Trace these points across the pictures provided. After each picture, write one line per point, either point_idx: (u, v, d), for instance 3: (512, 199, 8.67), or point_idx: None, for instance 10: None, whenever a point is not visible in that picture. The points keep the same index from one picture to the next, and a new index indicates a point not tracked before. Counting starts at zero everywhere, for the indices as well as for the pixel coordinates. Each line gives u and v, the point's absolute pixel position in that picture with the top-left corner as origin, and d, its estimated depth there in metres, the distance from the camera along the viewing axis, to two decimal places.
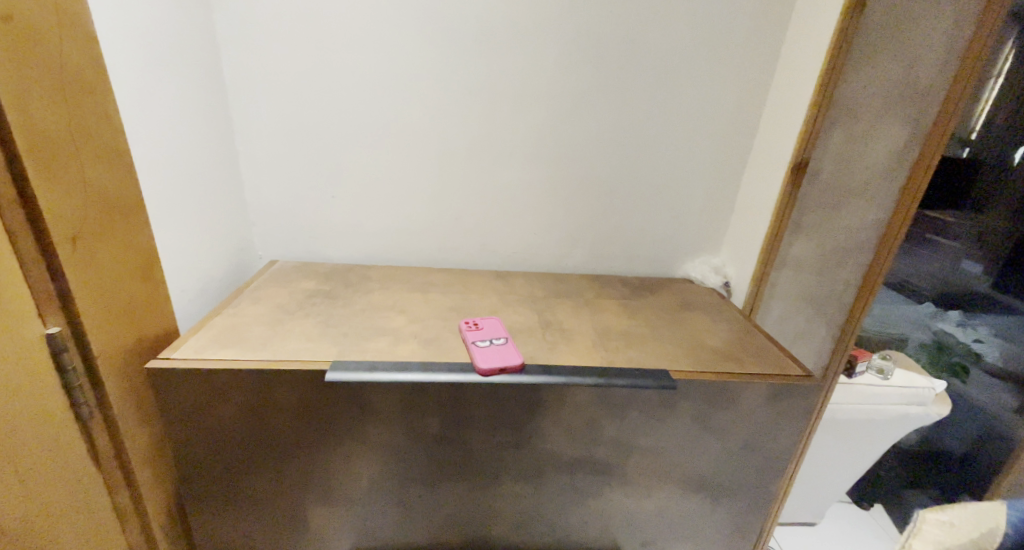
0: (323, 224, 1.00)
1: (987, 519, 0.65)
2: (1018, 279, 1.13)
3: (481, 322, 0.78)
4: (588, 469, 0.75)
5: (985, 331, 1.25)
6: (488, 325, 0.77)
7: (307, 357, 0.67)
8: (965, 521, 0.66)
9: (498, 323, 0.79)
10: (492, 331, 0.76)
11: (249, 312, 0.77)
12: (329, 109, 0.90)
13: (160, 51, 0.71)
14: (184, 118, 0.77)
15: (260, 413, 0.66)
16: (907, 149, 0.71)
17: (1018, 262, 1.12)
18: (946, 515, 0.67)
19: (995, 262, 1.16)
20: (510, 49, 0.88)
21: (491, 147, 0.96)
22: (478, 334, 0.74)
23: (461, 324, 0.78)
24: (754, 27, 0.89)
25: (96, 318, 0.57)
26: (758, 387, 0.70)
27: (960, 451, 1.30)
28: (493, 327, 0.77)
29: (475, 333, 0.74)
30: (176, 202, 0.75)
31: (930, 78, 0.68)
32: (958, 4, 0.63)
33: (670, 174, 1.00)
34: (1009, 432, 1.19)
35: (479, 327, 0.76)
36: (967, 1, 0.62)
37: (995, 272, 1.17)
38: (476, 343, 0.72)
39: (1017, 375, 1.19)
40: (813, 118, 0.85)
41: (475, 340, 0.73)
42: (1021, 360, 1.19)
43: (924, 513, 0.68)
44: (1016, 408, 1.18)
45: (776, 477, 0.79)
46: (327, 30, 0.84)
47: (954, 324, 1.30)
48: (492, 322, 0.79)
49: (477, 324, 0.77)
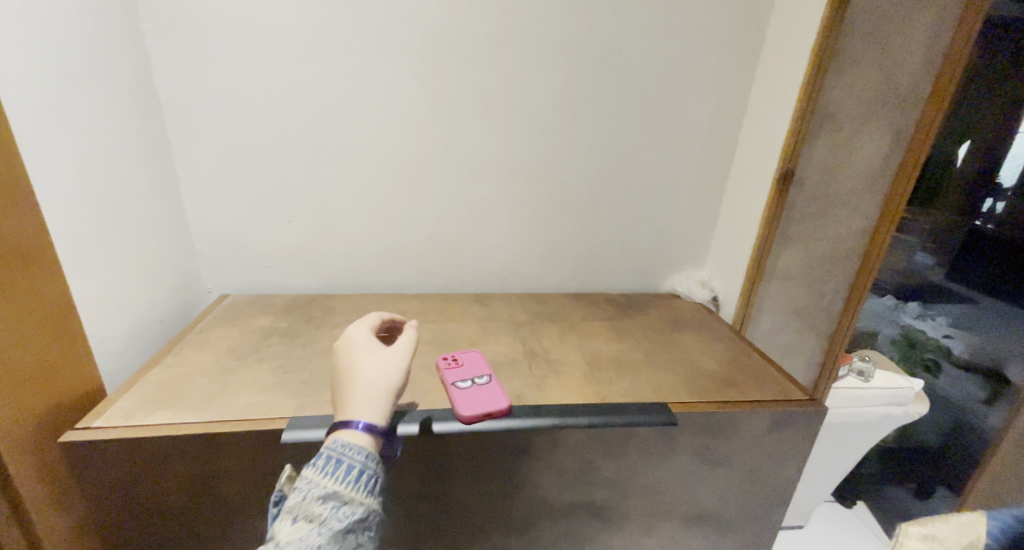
0: (279, 252, 0.91)
1: (970, 533, 0.44)
2: (973, 269, 1.18)
3: (460, 357, 0.69)
4: (583, 514, 0.68)
5: (944, 323, 1.28)
6: (468, 361, 0.69)
7: (261, 415, 0.59)
8: (951, 532, 0.44)
9: (479, 357, 0.71)
10: (473, 367, 0.68)
11: (191, 362, 0.68)
12: (280, 126, 0.81)
13: (76, 69, 0.62)
14: (106, 141, 0.67)
15: (209, 482, 0.57)
16: (890, 156, 0.75)
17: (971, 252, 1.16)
18: (933, 527, 0.46)
19: (948, 253, 1.19)
20: (478, 57, 0.81)
21: (462, 162, 0.89)
22: (457, 372, 0.66)
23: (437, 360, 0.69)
24: (732, 31, 0.85)
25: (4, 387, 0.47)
26: (762, 416, 0.66)
27: (937, 443, 1.29)
28: (473, 363, 0.68)
29: (454, 372, 0.66)
30: (99, 240, 0.65)
31: (909, 89, 0.72)
32: (936, 20, 0.68)
33: (651, 185, 0.96)
34: (981, 424, 1.18)
35: (458, 364, 0.68)
36: (942, 19, 0.67)
37: (948, 262, 1.20)
38: (455, 385, 0.63)
39: (984, 367, 1.20)
40: (800, 124, 0.80)
41: (455, 381, 0.64)
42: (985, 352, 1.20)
43: (907, 527, 0.46)
44: (986, 399, 1.18)
45: (781, 508, 0.74)
46: (274, 38, 0.76)
47: (915, 316, 1.30)
48: (473, 356, 0.70)
49: (455, 360, 0.68)
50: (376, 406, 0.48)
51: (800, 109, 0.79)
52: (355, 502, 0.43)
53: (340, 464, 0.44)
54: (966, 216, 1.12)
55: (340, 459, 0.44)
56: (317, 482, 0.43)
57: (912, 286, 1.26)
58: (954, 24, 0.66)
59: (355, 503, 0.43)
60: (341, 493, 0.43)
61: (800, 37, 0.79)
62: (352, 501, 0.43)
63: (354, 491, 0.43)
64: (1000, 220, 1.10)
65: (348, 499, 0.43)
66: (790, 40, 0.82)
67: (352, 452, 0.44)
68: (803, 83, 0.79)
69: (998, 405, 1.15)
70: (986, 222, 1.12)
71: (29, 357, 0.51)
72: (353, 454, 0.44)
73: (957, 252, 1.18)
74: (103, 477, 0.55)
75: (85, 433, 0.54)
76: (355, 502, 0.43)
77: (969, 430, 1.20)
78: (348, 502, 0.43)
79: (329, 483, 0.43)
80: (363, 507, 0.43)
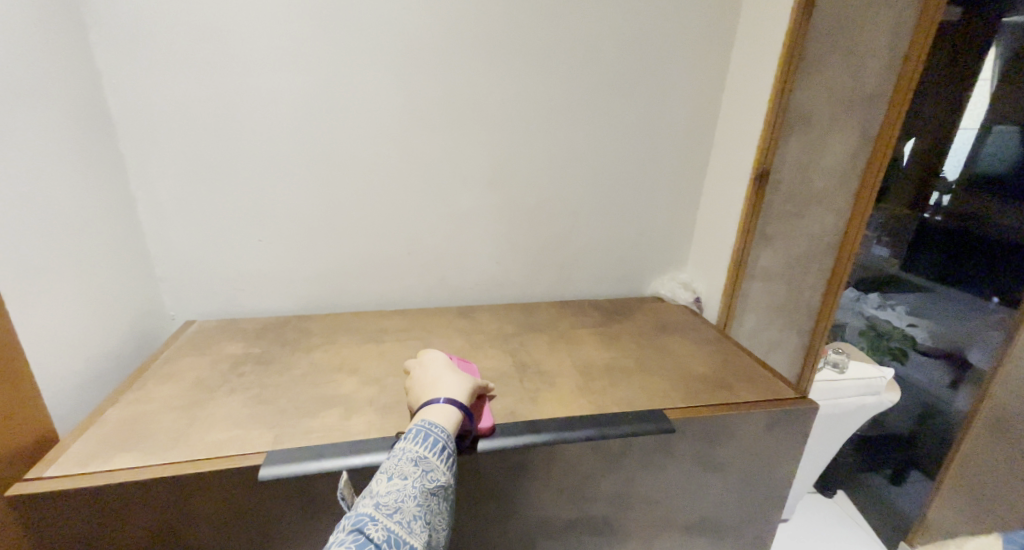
0: (248, 272, 0.86)
1: None
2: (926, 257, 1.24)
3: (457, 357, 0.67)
4: (584, 530, 0.66)
5: (905, 312, 1.33)
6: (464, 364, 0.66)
7: (236, 450, 0.54)
8: None
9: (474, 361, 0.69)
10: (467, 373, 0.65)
11: (157, 397, 0.63)
12: (246, 139, 0.77)
13: (21, 87, 0.57)
14: (54, 161, 0.62)
15: (182, 527, 0.53)
16: (859, 153, 0.76)
17: (922, 242, 1.23)
18: None
19: (900, 246, 1.25)
20: (453, 64, 0.80)
21: (439, 171, 0.86)
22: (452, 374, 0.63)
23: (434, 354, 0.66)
24: (703, 34, 0.86)
25: None
26: (757, 417, 0.65)
27: (906, 431, 1.32)
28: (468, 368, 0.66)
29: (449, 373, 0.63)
30: (48, 269, 0.60)
31: (873, 86, 0.74)
32: (898, 17, 0.70)
33: (630, 190, 0.96)
34: (947, 407, 1.21)
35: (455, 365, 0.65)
36: (903, 16, 0.69)
37: (903, 253, 1.26)
38: None
39: (947, 352, 1.23)
40: (773, 127, 0.81)
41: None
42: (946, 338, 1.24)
43: None
44: (951, 384, 1.22)
45: (779, 508, 0.74)
46: (238, 48, 0.72)
47: (876, 306, 1.35)
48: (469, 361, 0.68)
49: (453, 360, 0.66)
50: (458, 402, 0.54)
51: (772, 114, 0.81)
52: (440, 470, 0.47)
53: (429, 435, 0.48)
54: (916, 210, 1.20)
55: (429, 433, 0.48)
56: (409, 447, 0.46)
57: (872, 278, 1.30)
58: (914, 21, 0.68)
59: (439, 471, 0.47)
60: (429, 460, 0.46)
61: (770, 39, 0.80)
62: (437, 468, 0.47)
63: (439, 460, 0.47)
64: (948, 212, 1.17)
65: (435, 466, 0.46)
66: (759, 43, 0.83)
67: (438, 428, 0.49)
68: (774, 89, 0.80)
69: (961, 390, 1.18)
70: (934, 214, 1.19)
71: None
72: (440, 430, 0.49)
73: (911, 243, 1.24)
74: (60, 529, 0.50)
75: (35, 484, 0.49)
76: (439, 470, 0.47)
77: (936, 414, 1.23)
78: (434, 470, 0.46)
79: (420, 449, 0.47)
80: (445, 476, 0.47)
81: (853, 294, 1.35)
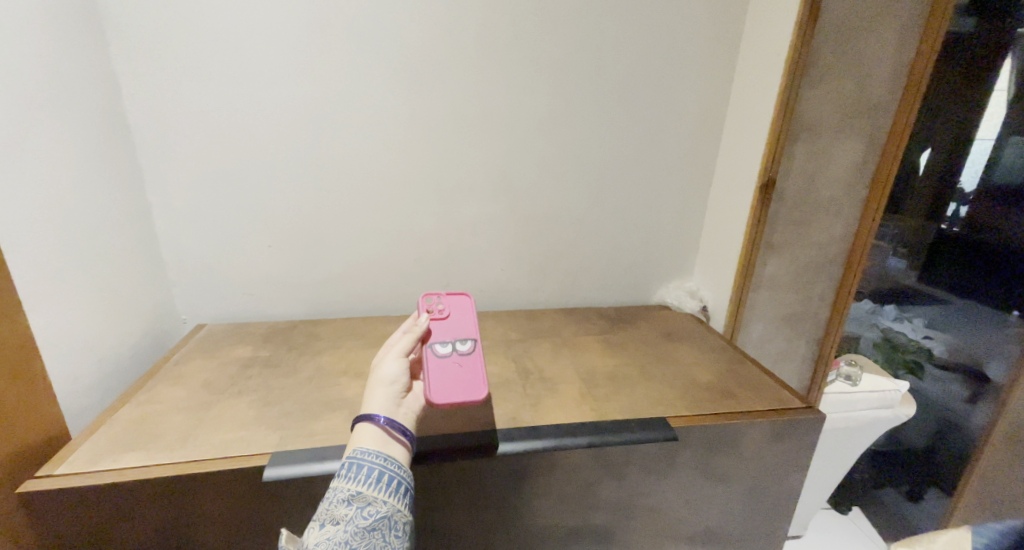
0: (258, 277, 0.87)
1: None
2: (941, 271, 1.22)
3: (447, 306, 0.66)
4: (586, 539, 0.66)
5: (921, 324, 1.30)
6: (454, 316, 0.64)
7: (241, 452, 0.55)
8: None
9: (467, 308, 0.66)
10: (457, 327, 0.63)
11: (165, 398, 0.64)
12: (259, 147, 0.79)
13: (42, 97, 0.60)
14: (73, 168, 0.64)
15: (186, 527, 0.53)
16: (865, 161, 0.83)
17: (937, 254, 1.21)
18: None
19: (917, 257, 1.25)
20: (462, 75, 0.81)
21: (447, 179, 0.88)
22: (439, 330, 0.62)
23: (421, 303, 0.65)
24: (709, 44, 0.87)
25: None
26: (762, 427, 0.65)
27: (922, 445, 1.27)
28: (459, 320, 0.64)
29: (436, 329, 0.62)
30: (65, 272, 0.62)
31: (880, 95, 0.80)
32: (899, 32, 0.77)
33: (636, 198, 0.96)
34: (964, 422, 1.17)
35: (442, 318, 0.63)
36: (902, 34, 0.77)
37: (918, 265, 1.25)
38: (435, 350, 0.59)
39: (964, 366, 1.19)
40: (778, 136, 0.80)
41: (433, 344, 0.60)
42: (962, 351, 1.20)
43: None
44: (968, 398, 1.17)
45: (786, 520, 0.72)
46: (254, 61, 0.75)
47: (893, 318, 1.34)
48: (462, 308, 0.66)
49: (442, 312, 0.64)
50: (399, 411, 0.52)
51: (775, 126, 0.80)
52: (379, 501, 0.45)
53: (360, 467, 0.46)
54: (933, 220, 1.18)
55: (361, 465, 0.46)
56: (339, 486, 0.45)
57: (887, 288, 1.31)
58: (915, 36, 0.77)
59: (378, 503, 0.45)
60: (364, 495, 0.45)
61: (774, 48, 0.80)
62: (375, 501, 0.45)
63: (376, 492, 0.45)
64: (964, 222, 1.13)
65: (371, 499, 0.44)
66: (764, 52, 0.83)
67: (372, 457, 0.47)
68: (779, 97, 0.79)
69: (979, 404, 1.14)
70: (951, 225, 1.16)
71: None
72: (372, 457, 0.47)
73: (926, 255, 1.23)
74: (69, 526, 0.51)
75: (44, 482, 0.50)
76: (378, 501, 0.45)
77: (953, 430, 1.19)
78: (371, 503, 0.44)
79: (351, 485, 0.45)
80: (387, 505, 0.45)
81: (868, 306, 1.34)
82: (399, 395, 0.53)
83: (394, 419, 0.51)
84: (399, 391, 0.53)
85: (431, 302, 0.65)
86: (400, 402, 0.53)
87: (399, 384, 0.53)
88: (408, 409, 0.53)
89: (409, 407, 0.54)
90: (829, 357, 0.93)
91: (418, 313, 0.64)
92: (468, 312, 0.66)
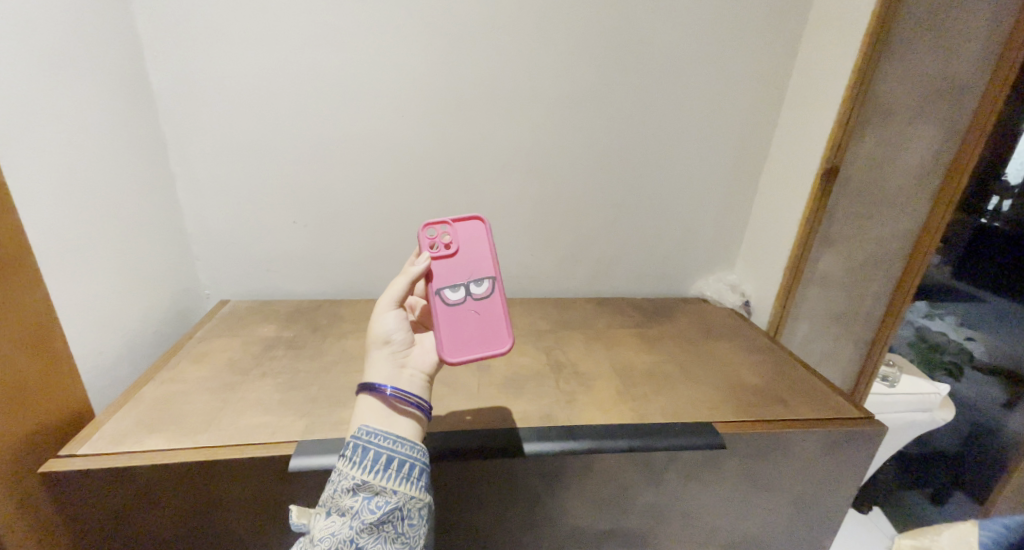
0: (281, 255, 0.85)
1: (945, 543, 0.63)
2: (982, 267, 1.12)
3: (455, 237, 0.58)
4: (619, 542, 0.63)
5: (952, 321, 1.23)
6: (465, 249, 0.58)
7: (266, 438, 0.53)
8: None
9: (480, 236, 0.59)
10: (469, 264, 0.57)
11: (189, 376, 0.62)
12: (282, 117, 0.75)
13: (62, 56, 0.56)
14: (94, 134, 0.61)
15: (206, 513, 0.51)
16: (940, 152, 0.79)
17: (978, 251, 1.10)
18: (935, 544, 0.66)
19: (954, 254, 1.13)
20: (499, 46, 0.76)
21: (479, 158, 0.83)
22: (447, 271, 0.56)
23: (423, 234, 0.57)
24: (773, 15, 0.79)
25: None
26: (816, 436, 0.60)
27: (955, 449, 1.22)
28: (472, 256, 0.58)
29: (444, 270, 0.56)
30: (86, 242, 0.59)
31: (964, 78, 0.75)
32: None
33: (678, 184, 0.90)
34: (995, 425, 1.12)
35: (451, 254, 0.56)
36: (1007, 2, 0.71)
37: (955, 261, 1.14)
38: (449, 298, 0.54)
39: (1006, 369, 1.13)
40: (845, 119, 0.74)
41: (443, 288, 0.55)
42: (1005, 354, 1.14)
43: None
44: (1005, 402, 1.11)
45: (830, 532, 0.68)
46: (282, 25, 0.70)
47: (924, 316, 1.26)
48: (473, 236, 0.59)
49: (450, 245, 0.57)
50: (403, 375, 0.48)
51: (845, 107, 0.73)
52: (388, 492, 0.42)
53: (367, 452, 0.43)
54: (971, 214, 1.06)
55: (367, 448, 0.43)
56: (346, 474, 0.42)
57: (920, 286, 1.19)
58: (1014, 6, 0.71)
59: (387, 493, 0.42)
60: (371, 484, 0.42)
61: (848, 22, 0.73)
62: (384, 491, 0.42)
63: (383, 481, 0.42)
64: (1008, 218, 1.04)
65: (379, 489, 0.42)
66: (833, 27, 0.75)
67: (379, 440, 0.44)
68: (852, 75, 0.72)
69: (1017, 410, 1.08)
70: (992, 219, 1.06)
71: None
72: (380, 441, 0.44)
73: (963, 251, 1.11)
74: (94, 504, 0.49)
75: (68, 460, 0.49)
76: (387, 492, 0.42)
77: (986, 433, 1.14)
78: (381, 493, 0.42)
79: (357, 473, 0.42)
80: (395, 495, 0.42)
81: None
82: (402, 353, 0.49)
83: (399, 386, 0.47)
84: (398, 349, 0.49)
85: (435, 232, 0.57)
86: (404, 361, 0.49)
87: (399, 341, 0.49)
88: (413, 366, 0.49)
89: (415, 363, 0.49)
90: (880, 351, 0.92)
91: (420, 248, 0.56)
92: (480, 242, 0.58)
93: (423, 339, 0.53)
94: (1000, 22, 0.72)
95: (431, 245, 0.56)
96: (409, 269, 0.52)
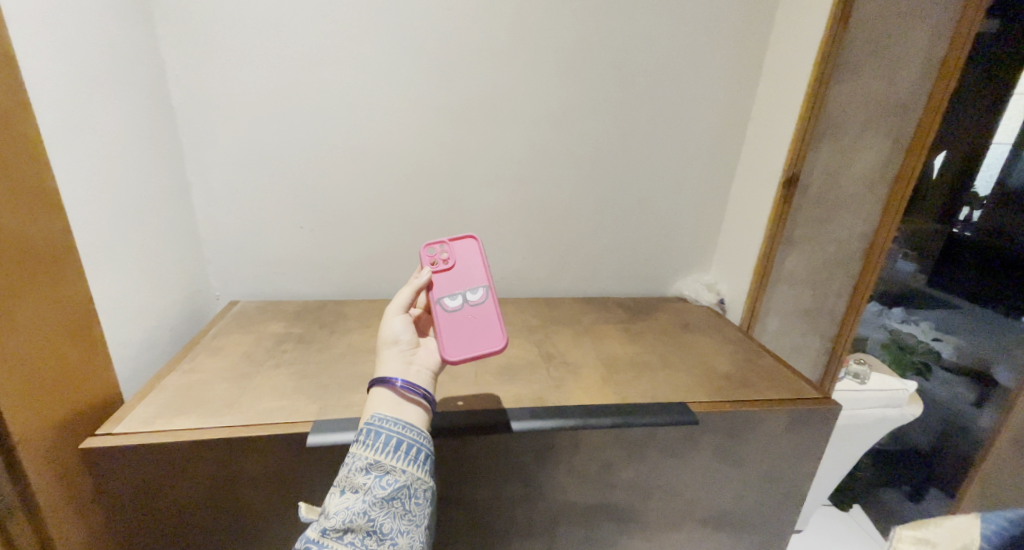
0: (288, 257, 0.90)
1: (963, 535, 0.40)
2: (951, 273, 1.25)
3: (453, 254, 0.65)
4: (604, 515, 0.68)
5: (927, 327, 1.33)
6: (460, 263, 0.65)
7: (284, 419, 0.58)
8: (945, 536, 0.40)
9: (473, 251, 0.66)
10: (465, 276, 0.64)
11: (207, 367, 0.68)
12: (293, 129, 0.81)
13: (98, 76, 0.62)
14: (124, 145, 0.67)
15: (228, 489, 0.56)
16: (888, 165, 0.84)
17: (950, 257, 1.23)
18: (926, 530, 0.42)
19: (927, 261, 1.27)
20: (493, 65, 0.83)
21: (474, 167, 0.90)
22: (446, 282, 0.63)
23: (424, 253, 0.65)
24: (740, 40, 0.88)
25: (36, 383, 0.48)
26: (779, 415, 0.67)
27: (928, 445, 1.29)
28: (467, 269, 0.65)
29: (443, 281, 0.63)
30: (117, 245, 0.65)
31: (903, 97, 0.81)
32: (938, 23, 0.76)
33: (658, 192, 0.97)
34: (970, 422, 1.18)
35: (448, 268, 0.64)
36: (944, 25, 0.76)
37: (928, 269, 1.28)
38: (448, 305, 0.61)
39: (970, 368, 1.20)
40: (800, 141, 0.83)
41: (442, 297, 0.62)
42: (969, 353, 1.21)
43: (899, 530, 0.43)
44: (975, 401, 1.18)
45: (796, 507, 0.75)
46: (296, 44, 0.76)
47: (900, 320, 1.37)
48: (466, 252, 0.66)
49: (447, 261, 0.65)
50: (411, 369, 0.54)
51: (800, 128, 0.83)
52: (397, 471, 0.47)
53: (379, 436, 0.48)
54: (944, 224, 1.19)
55: (380, 432, 0.49)
56: (359, 455, 0.48)
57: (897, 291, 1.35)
58: (953, 25, 0.76)
59: (397, 472, 0.47)
60: (382, 464, 0.47)
61: (804, 48, 0.82)
62: (394, 470, 0.47)
63: (394, 462, 0.48)
64: (976, 229, 1.13)
65: (389, 468, 0.47)
66: (792, 54, 0.85)
67: (390, 425, 0.49)
68: (802, 104, 0.82)
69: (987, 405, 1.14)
70: (963, 229, 1.16)
71: (21, 378, 0.46)
72: (391, 426, 0.49)
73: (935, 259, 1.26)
74: (125, 482, 0.54)
75: (104, 438, 0.53)
76: (396, 471, 0.48)
77: (959, 431, 1.20)
78: (391, 471, 0.47)
79: (370, 454, 0.48)
80: (404, 474, 0.47)
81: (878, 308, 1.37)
82: (409, 352, 0.55)
83: (408, 379, 0.53)
84: (406, 349, 0.55)
85: (435, 250, 0.65)
86: (411, 358, 0.55)
87: (406, 341, 0.56)
88: (420, 364, 0.55)
89: (422, 361, 0.56)
90: (839, 357, 0.94)
91: (422, 265, 0.64)
92: (474, 257, 0.66)
93: (426, 341, 0.59)
94: (941, 34, 0.76)
95: (432, 262, 0.64)
96: (412, 281, 0.59)
